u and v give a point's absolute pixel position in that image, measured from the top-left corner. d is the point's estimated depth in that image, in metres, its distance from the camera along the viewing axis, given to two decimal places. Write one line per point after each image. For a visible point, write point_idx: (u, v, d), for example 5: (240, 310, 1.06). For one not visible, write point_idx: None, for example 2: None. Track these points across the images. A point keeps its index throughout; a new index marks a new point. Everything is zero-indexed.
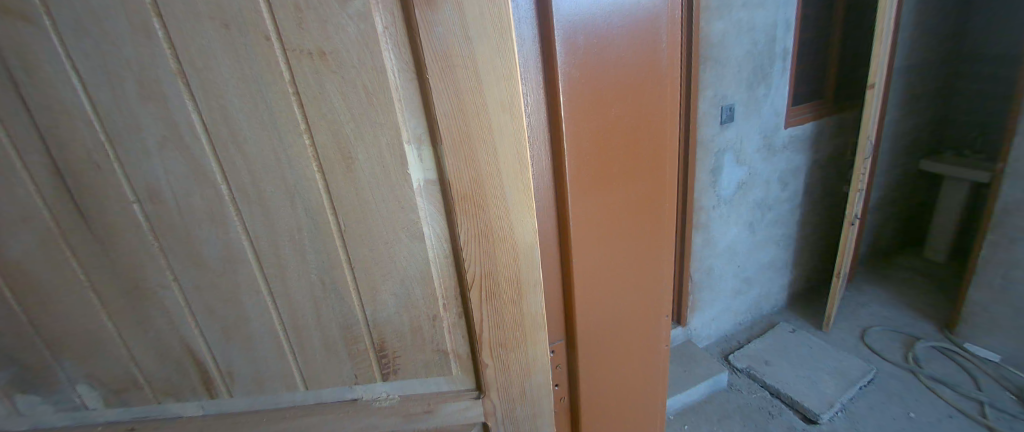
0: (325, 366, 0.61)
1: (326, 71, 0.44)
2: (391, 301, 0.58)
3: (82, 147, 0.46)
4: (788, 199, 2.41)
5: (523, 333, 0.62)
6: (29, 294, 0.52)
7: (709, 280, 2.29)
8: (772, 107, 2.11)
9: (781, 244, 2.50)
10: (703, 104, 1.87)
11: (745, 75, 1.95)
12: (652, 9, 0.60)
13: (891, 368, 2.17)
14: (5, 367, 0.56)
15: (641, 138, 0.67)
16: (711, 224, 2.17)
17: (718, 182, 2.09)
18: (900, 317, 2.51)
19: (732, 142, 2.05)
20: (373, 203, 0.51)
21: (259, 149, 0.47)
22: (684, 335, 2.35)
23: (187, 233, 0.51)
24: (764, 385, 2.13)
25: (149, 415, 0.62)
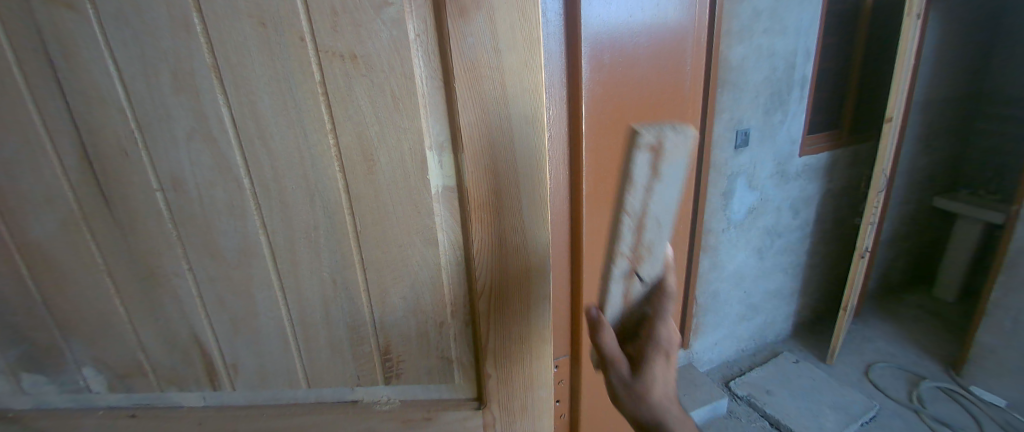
0: (329, 365, 0.61)
1: (356, 74, 0.44)
2: (399, 304, 0.58)
3: (112, 133, 0.46)
4: (799, 227, 2.39)
5: (529, 346, 0.61)
6: (45, 274, 0.53)
7: (714, 304, 2.28)
8: (787, 134, 2.11)
9: (789, 272, 2.48)
10: (718, 127, 1.88)
11: (763, 101, 1.96)
12: None
13: (894, 405, 2.12)
14: (15, 344, 0.57)
15: None
16: (720, 247, 2.15)
17: (729, 205, 2.08)
18: (906, 355, 2.46)
19: (746, 166, 2.05)
20: (390, 205, 0.51)
21: (284, 146, 0.47)
22: (687, 358, 2.33)
23: (205, 224, 0.51)
24: (764, 414, 2.09)
25: (150, 403, 0.62)
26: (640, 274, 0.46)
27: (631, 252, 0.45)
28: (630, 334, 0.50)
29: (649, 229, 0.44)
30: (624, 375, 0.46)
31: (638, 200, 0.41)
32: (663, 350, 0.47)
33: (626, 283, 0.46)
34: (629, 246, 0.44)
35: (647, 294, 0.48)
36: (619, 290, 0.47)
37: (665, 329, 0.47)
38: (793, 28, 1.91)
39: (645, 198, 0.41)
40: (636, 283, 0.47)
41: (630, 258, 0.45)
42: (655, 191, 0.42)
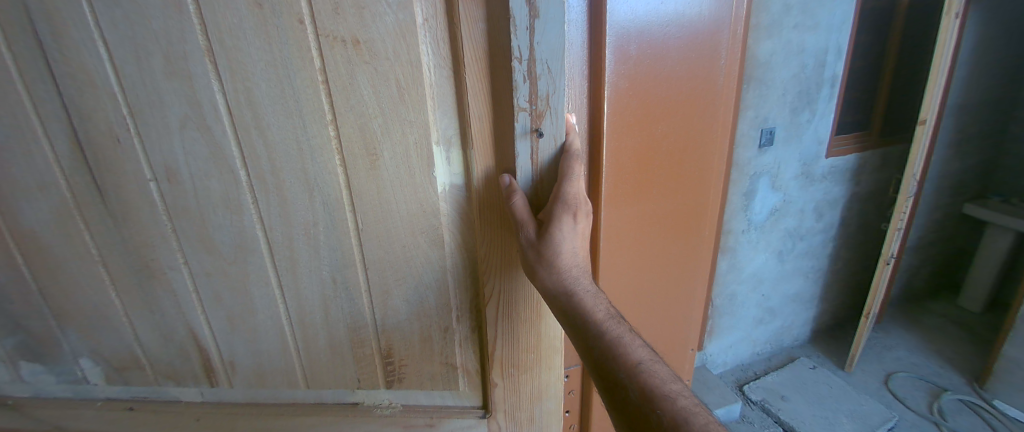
0: (329, 366, 0.59)
1: (359, 61, 0.41)
2: (402, 307, 0.55)
3: (104, 119, 0.44)
4: (822, 230, 2.29)
5: (537, 355, 0.58)
6: (39, 264, 0.51)
7: (731, 307, 2.21)
8: (815, 135, 2.01)
9: (809, 277, 2.38)
10: (742, 125, 1.80)
11: (791, 99, 1.86)
12: (714, 21, 0.54)
13: (914, 417, 2.02)
14: (13, 333, 0.56)
15: (685, 158, 0.63)
16: (739, 248, 2.08)
17: (750, 205, 2.00)
18: (929, 364, 2.34)
19: (769, 165, 1.96)
20: (394, 203, 0.48)
21: (282, 137, 0.44)
22: (699, 360, 2.28)
23: (201, 218, 0.48)
24: (777, 420, 2.03)
25: (150, 396, 0.61)
26: (540, 130, 0.43)
27: (529, 105, 0.41)
28: (541, 202, 0.47)
29: (546, 77, 0.40)
30: (531, 239, 0.45)
31: (523, 41, 0.38)
32: (568, 208, 0.44)
33: (528, 141, 0.43)
34: (525, 96, 0.41)
35: (556, 155, 0.45)
36: (523, 150, 0.43)
37: (574, 187, 0.44)
38: (827, 23, 1.80)
39: (532, 40, 0.38)
40: (540, 143, 0.43)
41: (529, 111, 0.41)
42: (540, 31, 0.38)
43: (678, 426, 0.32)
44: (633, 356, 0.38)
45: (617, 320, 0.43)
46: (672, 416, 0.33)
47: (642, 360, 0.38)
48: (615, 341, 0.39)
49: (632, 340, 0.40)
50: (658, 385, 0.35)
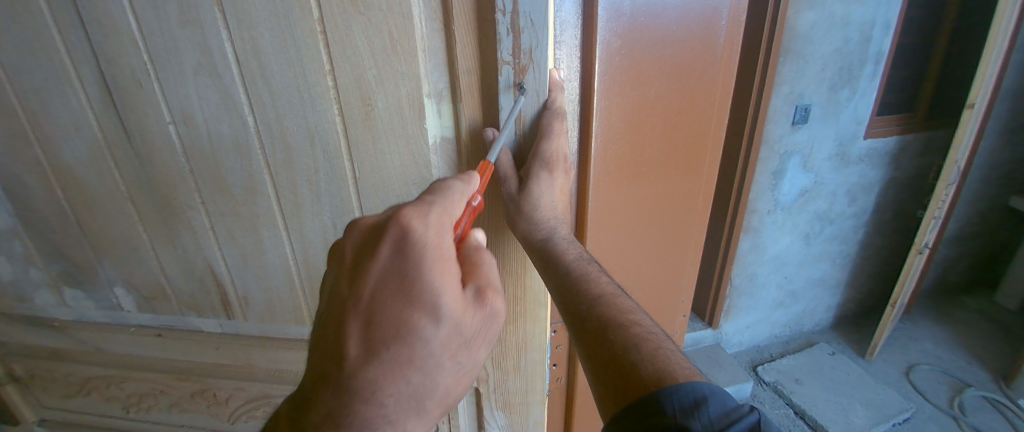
0: None
1: (354, 12, 0.42)
2: None
3: (127, 65, 0.48)
4: (854, 215, 2.20)
5: (523, 307, 0.61)
6: (78, 198, 0.58)
7: (750, 288, 2.19)
8: (854, 114, 1.91)
9: (836, 263, 2.31)
10: (775, 100, 1.73)
11: (830, 75, 1.76)
12: None
13: (931, 410, 1.97)
14: (57, 260, 0.63)
15: (681, 123, 0.62)
16: (763, 229, 2.04)
17: (778, 185, 1.95)
18: (953, 359, 2.25)
19: (802, 144, 1.88)
20: (388, 153, 0.50)
21: (284, 85, 0.47)
22: (713, 338, 2.28)
23: (215, 161, 0.53)
24: (789, 402, 2.03)
25: (175, 325, 0.68)
26: (523, 85, 0.44)
27: (513, 59, 0.43)
28: (523, 156, 0.49)
29: (528, 30, 0.41)
30: (513, 192, 0.47)
31: None
32: (547, 164, 0.46)
33: (511, 95, 0.45)
34: (508, 50, 0.42)
35: (538, 112, 0.47)
36: (507, 104, 0.45)
37: (554, 144, 0.46)
38: None
39: None
40: (523, 97, 0.45)
41: (512, 65, 0.43)
42: None
43: (626, 351, 0.37)
44: (597, 290, 0.43)
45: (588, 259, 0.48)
46: (623, 341, 0.37)
47: (605, 292, 0.43)
48: (582, 278, 0.44)
49: (600, 276, 0.45)
50: (615, 316, 0.40)
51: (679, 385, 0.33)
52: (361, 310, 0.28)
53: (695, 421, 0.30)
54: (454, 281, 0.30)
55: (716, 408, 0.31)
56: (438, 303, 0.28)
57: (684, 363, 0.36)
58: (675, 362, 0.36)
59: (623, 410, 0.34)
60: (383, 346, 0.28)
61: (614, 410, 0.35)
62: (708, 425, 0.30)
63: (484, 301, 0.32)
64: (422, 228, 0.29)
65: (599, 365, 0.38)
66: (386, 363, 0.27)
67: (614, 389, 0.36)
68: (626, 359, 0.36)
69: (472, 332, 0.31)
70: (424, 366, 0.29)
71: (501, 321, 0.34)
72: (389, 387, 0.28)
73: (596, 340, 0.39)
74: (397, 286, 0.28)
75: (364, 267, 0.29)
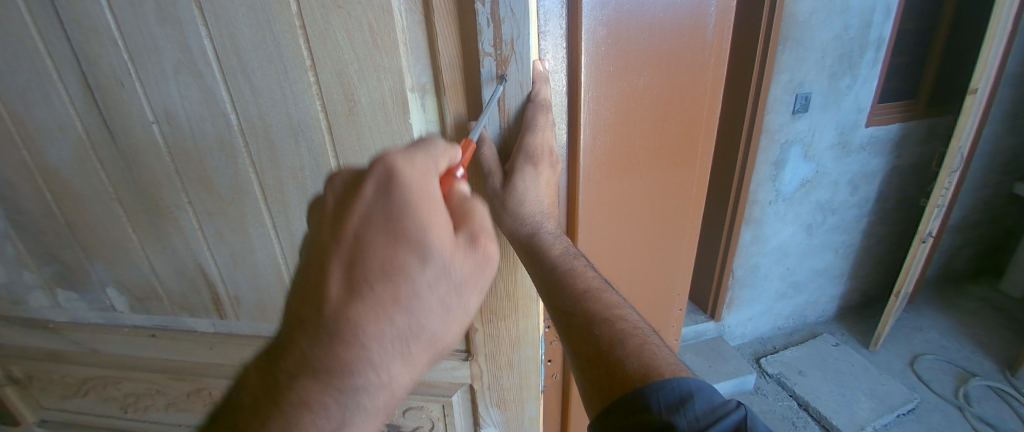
0: None
1: (332, 7, 0.41)
2: None
3: (108, 64, 0.47)
4: (856, 204, 2.18)
5: (515, 304, 0.61)
6: (65, 199, 0.57)
7: (752, 279, 2.18)
8: (855, 102, 1.88)
9: (839, 252, 2.29)
10: (774, 90, 1.71)
11: (830, 63, 1.74)
12: None
13: (936, 400, 1.96)
14: (48, 262, 0.63)
15: (671, 113, 0.61)
16: (764, 220, 2.02)
17: (779, 175, 1.93)
18: (958, 348, 2.23)
19: (803, 133, 1.86)
20: (372, 149, 0.50)
21: (266, 83, 0.47)
22: (716, 330, 2.27)
23: (200, 159, 0.53)
24: (792, 394, 2.02)
25: (168, 325, 0.69)
26: (506, 77, 0.44)
27: (494, 50, 0.42)
28: (508, 150, 0.49)
29: (509, 20, 0.41)
30: (497, 188, 0.47)
31: None
32: (532, 158, 0.46)
33: (494, 87, 0.45)
34: (490, 41, 0.42)
35: (523, 103, 0.46)
36: (490, 96, 0.45)
37: (538, 137, 0.45)
38: None
39: None
40: (505, 90, 0.45)
41: (494, 56, 0.43)
42: None
43: (611, 345, 0.36)
44: (583, 284, 0.42)
45: (576, 254, 0.47)
46: (609, 336, 0.37)
47: (591, 287, 0.42)
48: (568, 271, 0.44)
49: (586, 270, 0.45)
50: (601, 311, 0.40)
51: (664, 381, 0.32)
52: (343, 250, 0.26)
53: (680, 418, 0.30)
54: (445, 221, 0.27)
55: (702, 405, 0.31)
56: (428, 242, 0.26)
57: (670, 359, 0.36)
58: (662, 357, 0.36)
59: (607, 408, 0.34)
60: (367, 286, 0.25)
61: (600, 407, 0.35)
62: (693, 422, 0.30)
63: (477, 247, 0.30)
64: (408, 166, 0.26)
65: (584, 361, 0.38)
66: (366, 307, 0.25)
67: (598, 386, 0.36)
68: (610, 354, 0.36)
69: (462, 277, 0.29)
70: (412, 308, 0.26)
71: (495, 268, 0.31)
72: (374, 330, 0.25)
73: (579, 335, 0.38)
74: (379, 225, 0.25)
75: (346, 208, 0.26)
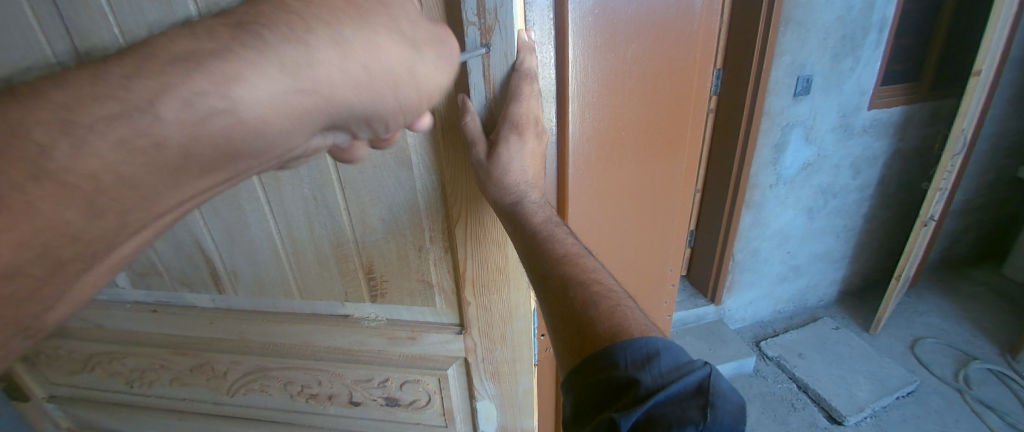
0: (319, 281, 0.66)
1: None
2: (378, 226, 0.60)
3: None
4: (858, 187, 2.16)
5: (506, 277, 0.62)
6: None
7: (753, 263, 2.18)
8: (858, 83, 1.85)
9: (840, 236, 2.28)
10: (776, 72, 1.69)
11: (832, 44, 1.71)
12: None
13: (935, 382, 1.97)
14: None
15: (660, 85, 0.61)
16: (765, 204, 2.02)
17: (780, 158, 1.91)
18: (959, 331, 2.23)
19: (804, 116, 1.84)
20: None
21: None
22: (716, 314, 2.27)
23: None
24: (792, 377, 2.03)
25: (170, 301, 0.72)
26: (490, 46, 0.46)
27: (478, 19, 0.44)
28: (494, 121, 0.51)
29: None
30: (482, 158, 0.50)
31: None
32: (516, 127, 0.48)
33: (479, 56, 0.46)
34: (473, 9, 0.43)
35: (508, 74, 0.48)
36: (476, 66, 0.47)
37: (523, 107, 0.48)
38: None
39: None
40: (490, 58, 0.46)
41: (478, 25, 0.44)
42: None
43: (584, 304, 0.39)
44: (561, 251, 0.46)
45: (558, 224, 0.50)
46: (583, 297, 0.40)
47: (569, 252, 0.46)
48: (549, 238, 0.47)
49: (567, 238, 0.48)
50: (576, 275, 0.42)
51: (633, 340, 0.35)
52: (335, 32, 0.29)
53: (644, 374, 0.33)
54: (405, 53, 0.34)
55: (668, 362, 0.34)
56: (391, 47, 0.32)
57: (641, 321, 0.39)
58: (632, 319, 0.38)
59: (580, 363, 0.37)
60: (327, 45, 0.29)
61: (574, 364, 0.38)
62: (657, 378, 0.33)
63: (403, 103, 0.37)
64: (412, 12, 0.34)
65: (560, 321, 0.41)
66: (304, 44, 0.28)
67: (572, 345, 0.39)
68: (583, 311, 0.39)
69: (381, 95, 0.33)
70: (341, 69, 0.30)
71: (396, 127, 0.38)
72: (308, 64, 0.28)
73: (555, 297, 0.41)
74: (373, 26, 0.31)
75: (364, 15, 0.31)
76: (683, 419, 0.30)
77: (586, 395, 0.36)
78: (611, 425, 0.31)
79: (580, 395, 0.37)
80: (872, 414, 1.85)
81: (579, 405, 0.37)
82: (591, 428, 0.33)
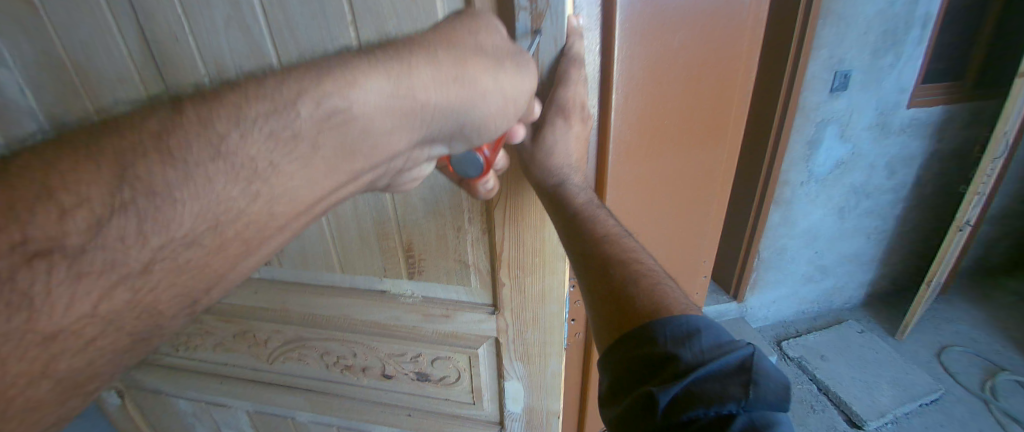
0: (359, 256, 0.68)
1: None
2: (420, 206, 0.61)
3: (163, 18, 0.50)
4: (893, 189, 2.08)
5: (542, 259, 0.63)
6: None
7: (778, 261, 2.13)
8: (898, 80, 1.76)
9: (871, 238, 2.21)
10: (812, 67, 1.62)
11: (875, 38, 1.63)
12: None
13: (961, 393, 1.91)
14: None
15: (704, 74, 0.59)
16: (794, 202, 1.96)
17: (813, 156, 1.85)
18: (989, 342, 2.15)
19: (840, 112, 1.77)
20: None
21: (310, 38, 0.48)
22: (737, 312, 2.25)
23: None
24: (813, 379, 2.00)
25: None
26: (540, 32, 0.45)
27: (529, 4, 0.43)
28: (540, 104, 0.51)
29: None
30: (526, 142, 0.52)
31: None
32: (563, 111, 0.49)
33: (528, 42, 0.46)
34: None
35: (556, 58, 0.47)
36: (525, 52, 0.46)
37: (570, 91, 0.48)
38: None
39: None
40: (539, 45, 0.46)
41: (529, 10, 0.44)
42: None
43: (624, 283, 0.40)
44: (602, 231, 0.46)
45: (598, 206, 0.50)
46: (622, 275, 0.41)
47: (610, 233, 0.46)
48: (589, 219, 0.47)
49: (607, 219, 0.48)
50: (616, 254, 0.43)
51: (673, 317, 0.36)
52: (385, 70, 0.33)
53: (684, 350, 0.33)
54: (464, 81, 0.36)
55: (709, 340, 0.34)
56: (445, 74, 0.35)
57: (681, 300, 0.39)
58: (674, 299, 0.39)
59: (618, 339, 0.38)
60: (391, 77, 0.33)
61: (610, 342, 0.39)
62: (698, 354, 0.33)
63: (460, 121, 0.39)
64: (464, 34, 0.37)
65: (598, 298, 0.42)
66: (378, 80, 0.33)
67: (610, 320, 0.39)
68: (623, 289, 0.40)
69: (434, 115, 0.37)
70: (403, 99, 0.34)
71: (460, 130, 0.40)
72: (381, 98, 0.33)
73: (596, 275, 0.42)
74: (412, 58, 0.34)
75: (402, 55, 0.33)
76: (724, 396, 0.30)
77: (623, 369, 0.36)
78: (650, 400, 0.32)
79: (616, 367, 0.37)
80: (893, 420, 1.81)
81: (615, 381, 0.37)
82: (629, 404, 0.33)
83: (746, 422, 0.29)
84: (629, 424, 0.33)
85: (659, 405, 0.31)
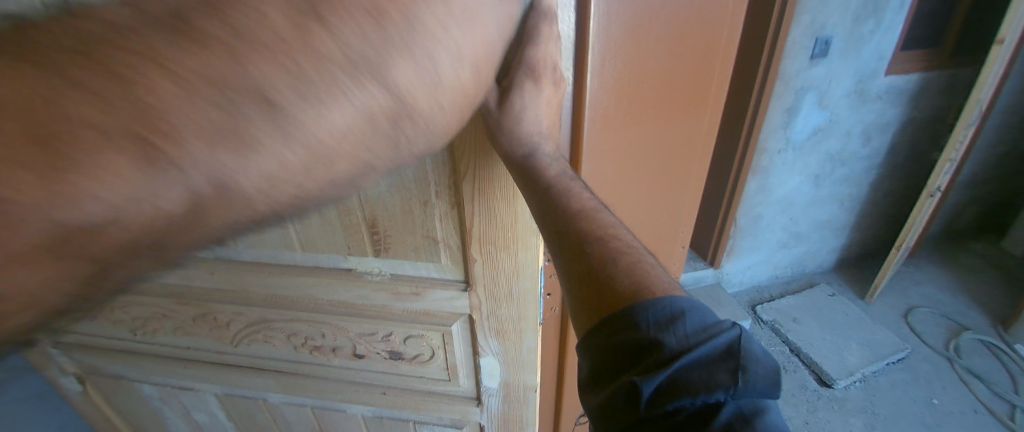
0: (321, 233, 0.64)
1: None
2: (382, 179, 0.57)
3: None
4: (867, 156, 2.12)
5: (515, 235, 0.60)
6: None
7: (754, 228, 2.17)
8: (876, 47, 1.76)
9: (844, 205, 2.26)
10: (794, 32, 1.59)
11: (858, 1, 1.60)
12: None
13: (928, 351, 2.02)
14: None
15: (688, 33, 0.55)
16: (772, 170, 1.97)
17: (792, 122, 1.85)
18: (954, 303, 2.26)
19: (819, 79, 1.76)
20: None
21: None
22: (715, 278, 2.30)
23: None
24: (785, 340, 2.08)
25: None
26: None
27: None
28: None
29: None
30: (492, 108, 0.46)
31: None
32: (533, 73, 0.44)
33: None
34: None
35: (524, 12, 0.43)
36: None
37: (540, 50, 0.43)
38: None
39: None
40: None
41: None
42: None
43: (602, 261, 0.38)
44: (579, 205, 0.43)
45: (573, 178, 0.47)
46: (600, 252, 0.39)
47: (585, 208, 0.43)
48: (565, 191, 0.44)
49: (583, 193, 0.45)
50: (592, 231, 0.40)
51: (656, 300, 0.34)
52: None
53: (668, 336, 0.32)
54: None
55: (693, 323, 0.32)
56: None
57: (663, 278, 0.38)
58: (653, 278, 0.37)
59: (597, 324, 0.36)
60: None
61: (589, 326, 0.37)
62: (681, 340, 0.32)
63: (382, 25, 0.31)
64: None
65: (574, 278, 0.39)
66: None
67: (589, 305, 0.37)
68: (600, 269, 0.37)
69: None
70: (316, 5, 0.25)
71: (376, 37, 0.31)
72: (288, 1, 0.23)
73: (572, 254, 0.39)
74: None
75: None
76: (713, 384, 0.29)
77: (603, 357, 0.35)
78: (633, 391, 0.30)
79: (595, 355, 0.35)
80: (862, 378, 1.91)
81: (594, 369, 0.36)
82: (609, 395, 0.32)
83: (734, 409, 0.28)
84: (612, 417, 0.31)
85: (642, 396, 0.30)
